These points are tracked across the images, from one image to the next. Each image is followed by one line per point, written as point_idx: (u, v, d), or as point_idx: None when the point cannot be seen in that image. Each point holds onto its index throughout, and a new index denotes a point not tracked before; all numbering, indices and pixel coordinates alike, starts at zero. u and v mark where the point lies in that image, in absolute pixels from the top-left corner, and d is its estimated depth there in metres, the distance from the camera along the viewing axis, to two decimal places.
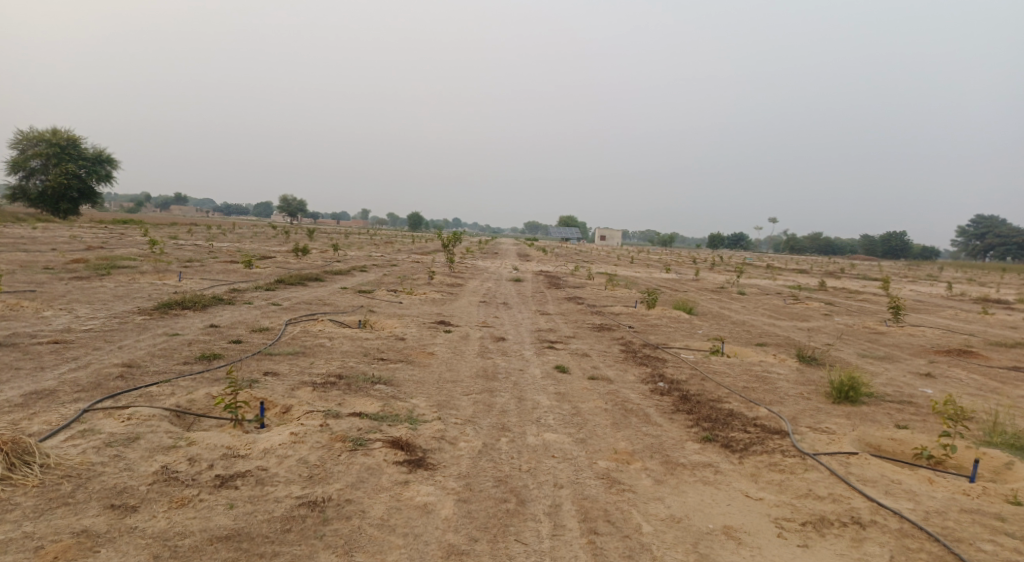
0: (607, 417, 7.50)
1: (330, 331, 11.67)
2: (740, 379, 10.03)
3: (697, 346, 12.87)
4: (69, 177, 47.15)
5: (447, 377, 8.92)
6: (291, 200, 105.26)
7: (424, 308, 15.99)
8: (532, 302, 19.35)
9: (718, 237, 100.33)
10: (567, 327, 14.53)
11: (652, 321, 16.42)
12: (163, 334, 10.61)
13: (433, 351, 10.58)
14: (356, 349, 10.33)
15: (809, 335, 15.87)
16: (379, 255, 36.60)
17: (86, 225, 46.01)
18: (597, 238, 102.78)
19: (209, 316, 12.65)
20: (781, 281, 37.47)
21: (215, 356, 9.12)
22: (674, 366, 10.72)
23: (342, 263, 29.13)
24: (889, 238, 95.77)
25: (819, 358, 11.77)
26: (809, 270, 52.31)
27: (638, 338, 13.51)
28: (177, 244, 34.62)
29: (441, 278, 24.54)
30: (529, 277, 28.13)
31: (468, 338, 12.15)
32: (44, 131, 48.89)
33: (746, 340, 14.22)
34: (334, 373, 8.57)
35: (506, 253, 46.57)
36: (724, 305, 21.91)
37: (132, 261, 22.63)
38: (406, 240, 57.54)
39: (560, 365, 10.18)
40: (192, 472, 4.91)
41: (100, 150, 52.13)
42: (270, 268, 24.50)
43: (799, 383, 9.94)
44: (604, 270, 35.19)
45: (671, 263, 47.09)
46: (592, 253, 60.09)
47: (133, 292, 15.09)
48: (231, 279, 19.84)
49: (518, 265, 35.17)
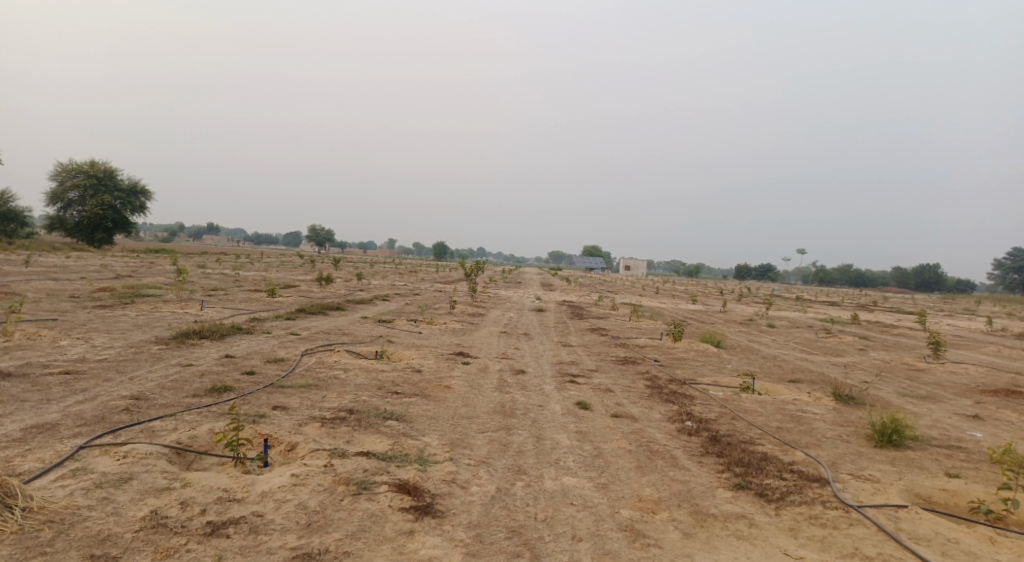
0: (631, 460, 7.03)
1: (346, 362, 11.39)
2: (774, 419, 9.45)
3: (726, 382, 12.29)
4: (104, 207, 48.42)
5: (463, 413, 8.53)
6: (318, 230, 106.79)
7: (443, 339, 15.66)
8: (554, 333, 18.90)
9: (744, 268, 98.79)
10: (589, 360, 14.06)
11: (678, 354, 15.85)
12: (177, 364, 10.44)
13: (450, 385, 10.21)
14: (371, 382, 10.02)
15: (844, 371, 15.14)
16: (401, 284, 36.54)
17: (119, 254, 47.03)
18: (621, 268, 102.01)
19: (225, 346, 12.49)
20: (811, 313, 36.42)
21: (226, 389, 8.88)
22: (703, 403, 10.18)
23: (364, 293, 29.06)
24: (923, 269, 93.25)
25: (857, 396, 11.11)
26: (839, 302, 50.92)
27: (664, 373, 12.97)
28: (204, 273, 35.02)
29: (463, 308, 24.25)
30: (552, 307, 27.67)
31: (486, 371, 11.76)
32: (83, 163, 50.45)
33: (778, 375, 13.56)
34: (346, 407, 8.25)
35: (529, 283, 46.24)
36: (753, 339, 21.18)
37: (157, 290, 22.80)
38: (429, 270, 57.67)
39: (581, 401, 9.73)
40: (182, 518, 4.61)
41: (135, 181, 53.53)
42: (292, 297, 24.50)
43: (837, 424, 9.33)
44: (628, 301, 34.61)
45: (697, 294, 46.25)
46: (616, 283, 59.41)
47: (153, 321, 15.06)
48: (252, 308, 19.81)
49: (540, 295, 34.79)
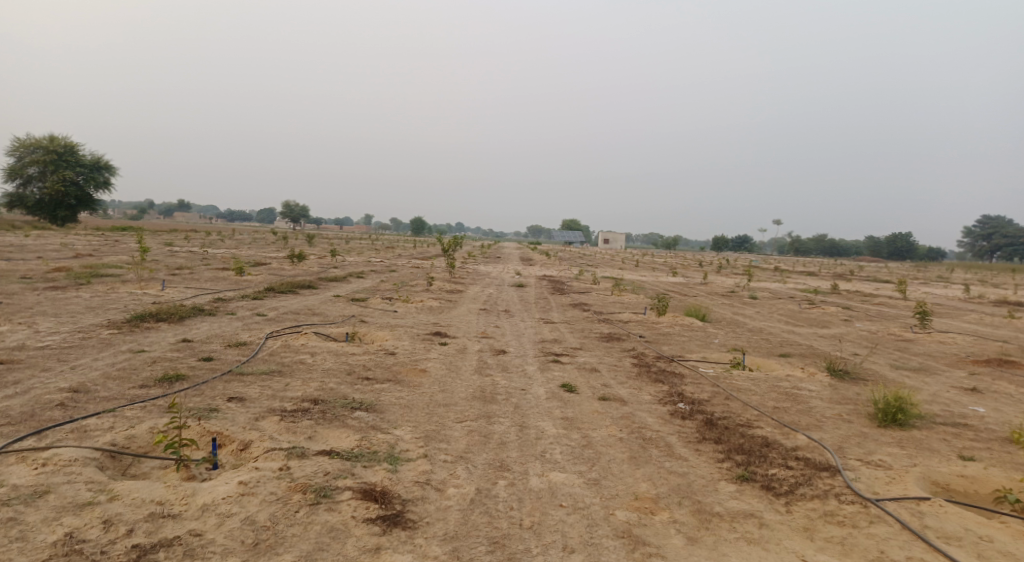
0: (624, 450, 6.44)
1: (314, 345, 10.62)
2: (769, 399, 8.94)
3: (715, 358, 11.78)
4: (66, 184, 46.37)
5: (440, 400, 7.87)
6: (293, 206, 104.40)
7: (419, 318, 14.91)
8: (535, 309, 18.25)
9: (722, 239, 99.01)
10: (573, 338, 13.45)
11: (664, 330, 15.32)
12: (127, 351, 9.56)
13: (426, 369, 9.51)
14: (340, 367, 9.27)
15: (833, 344, 14.76)
16: (377, 261, 35.57)
17: (82, 233, 45.16)
18: (600, 242, 101.76)
19: (184, 329, 11.60)
20: (790, 284, 36.31)
21: (179, 378, 8.08)
22: (694, 383, 9.63)
23: (337, 270, 28.04)
24: (895, 239, 94.53)
25: (851, 371, 10.68)
26: (817, 272, 51.13)
27: (651, 350, 12.42)
28: (171, 251, 33.63)
29: (440, 284, 23.43)
30: (532, 282, 26.90)
31: (465, 351, 11.09)
32: (41, 138, 48.04)
33: (767, 350, 13.11)
34: (310, 397, 7.52)
35: (509, 258, 45.51)
36: (736, 311, 20.77)
37: (118, 269, 21.64)
38: (406, 246, 56.45)
39: (566, 383, 9.12)
40: (103, 541, 3.88)
41: (97, 156, 51.29)
42: (262, 276, 23.50)
43: (835, 403, 8.86)
44: (609, 275, 34.09)
45: (677, 267, 45.96)
46: (596, 257, 58.97)
47: (108, 303, 14.04)
48: (218, 287, 18.80)
49: (520, 270, 34.09)
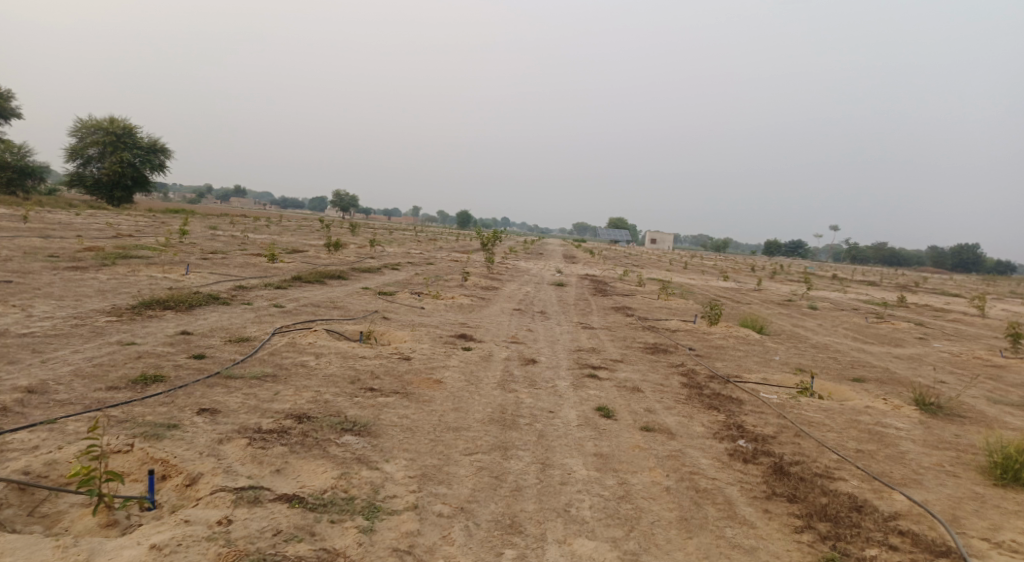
0: (671, 506, 5.06)
1: (322, 344, 9.53)
2: (849, 438, 7.37)
3: (778, 380, 10.19)
4: (122, 165, 47.16)
5: (449, 422, 6.63)
6: (343, 195, 105.48)
7: (446, 317, 13.71)
8: (574, 312, 16.86)
9: (776, 242, 94.97)
10: (614, 347, 12.00)
11: (717, 342, 13.73)
12: (115, 343, 8.64)
13: (441, 380, 8.29)
14: (343, 373, 8.13)
15: (912, 367, 12.89)
16: (416, 253, 34.67)
17: (134, 213, 45.90)
18: (647, 242, 98.97)
19: (187, 320, 10.69)
20: (852, 294, 33.75)
21: (156, 379, 7.06)
22: (755, 412, 8.12)
23: (373, 261, 27.13)
24: (962, 249, 89.06)
25: (945, 405, 8.93)
26: (877, 282, 47.92)
27: (702, 366, 10.90)
28: (213, 235, 33.46)
29: (476, 280, 22.19)
30: (573, 282, 25.42)
31: (489, 359, 9.82)
32: (101, 120, 48.88)
33: (838, 373, 11.38)
34: (297, 412, 6.37)
35: (551, 255, 44.02)
36: (796, 323, 18.85)
37: (150, 251, 21.22)
38: (448, 238, 55.49)
39: (602, 406, 7.73)
40: None
41: (153, 140, 52.04)
42: (294, 263, 22.80)
43: (933, 448, 7.21)
44: (657, 276, 32.30)
45: (728, 270, 43.71)
46: (643, 256, 56.94)
47: (122, 287, 13.33)
48: (244, 275, 18.00)
49: (563, 268, 32.67)
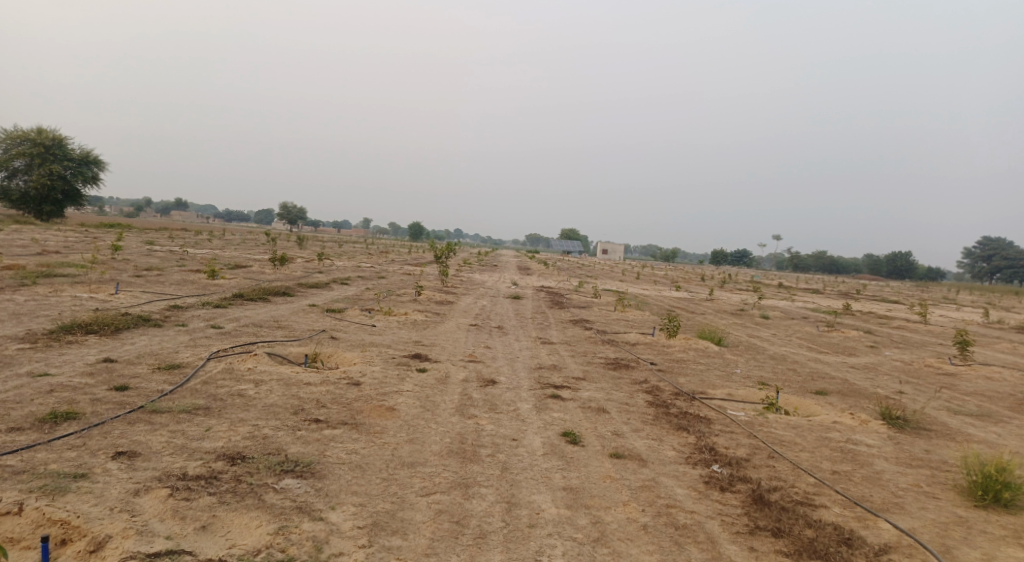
0: (651, 550, 4.64)
1: (263, 370, 8.77)
2: (823, 458, 7.13)
3: (743, 396, 9.97)
4: (52, 177, 44.45)
5: (405, 457, 6.04)
6: (291, 208, 102.78)
7: (399, 335, 13.03)
8: (532, 326, 16.42)
9: (723, 252, 97.32)
10: (575, 364, 11.59)
11: (678, 356, 13.51)
12: (24, 374, 7.65)
13: (394, 407, 7.66)
14: (286, 403, 7.40)
15: (869, 378, 12.93)
16: (367, 266, 33.71)
17: (65, 228, 43.26)
18: (599, 252, 99.93)
19: (112, 346, 9.71)
20: (800, 303, 34.54)
21: (67, 417, 6.15)
22: (725, 432, 7.81)
23: (321, 275, 26.05)
24: (896, 257, 93.24)
25: (910, 418, 8.85)
26: (821, 290, 49.43)
27: (666, 382, 10.60)
28: (150, 250, 31.64)
29: (430, 294, 21.53)
30: (529, 295, 25.02)
31: (446, 382, 9.22)
32: (28, 129, 45.98)
33: (800, 386, 11.28)
34: (229, 452, 5.65)
35: (505, 266, 43.65)
36: (752, 334, 18.92)
37: (77, 268, 19.72)
38: (400, 251, 54.56)
39: (568, 431, 7.28)
40: None
41: (86, 151, 49.30)
42: (237, 279, 21.63)
43: (906, 467, 7.03)
44: (612, 288, 32.26)
45: (681, 280, 44.23)
46: (596, 267, 57.25)
47: (39, 309, 12.14)
48: (181, 293, 16.84)
49: (518, 280, 32.29)
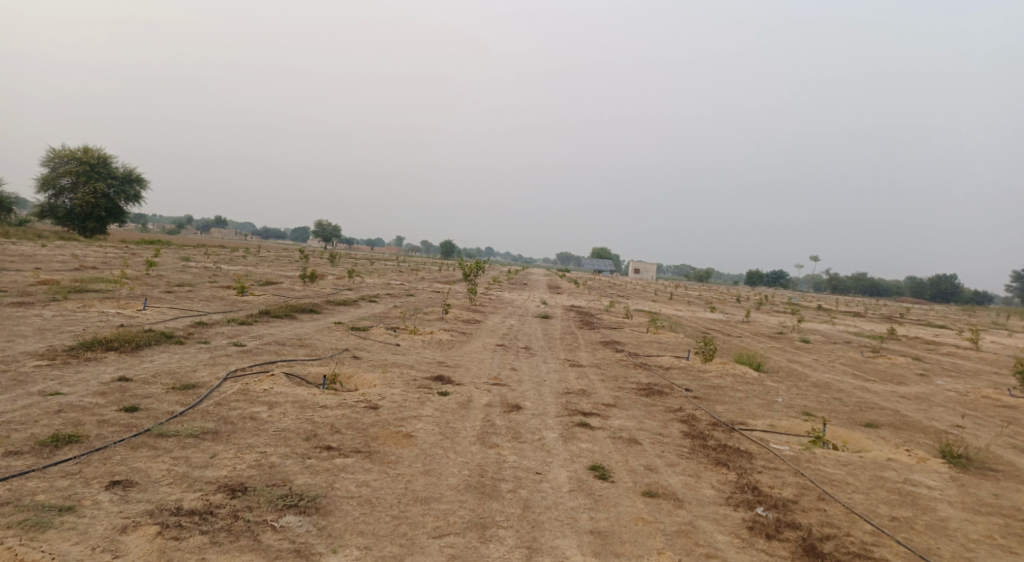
0: None
1: (279, 391, 8.46)
2: (879, 501, 6.45)
3: (786, 427, 9.27)
4: (96, 196, 45.80)
5: (419, 491, 5.59)
6: (325, 225, 104.41)
7: (423, 355, 12.65)
8: (561, 348, 15.90)
9: (758, 272, 95.17)
10: (605, 389, 11.03)
11: (714, 382, 12.82)
12: (36, 394, 7.46)
13: (411, 434, 7.24)
14: (299, 428, 7.04)
15: (922, 409, 12.05)
16: (396, 284, 33.62)
17: (106, 244, 44.39)
18: (630, 272, 98.75)
19: (131, 364, 9.54)
20: (840, 326, 33.19)
21: (69, 441, 5.88)
22: (769, 468, 7.16)
23: (349, 293, 25.96)
24: (940, 280, 89.87)
25: (974, 457, 8.06)
26: (862, 313, 47.64)
27: (702, 411, 9.96)
28: (184, 266, 32.07)
29: (457, 313, 21.20)
30: (558, 314, 24.48)
31: (468, 407, 8.76)
32: (75, 149, 47.54)
33: (848, 417, 10.51)
34: (232, 483, 5.30)
35: (534, 285, 43.17)
36: (791, 359, 18.03)
37: (110, 283, 19.92)
38: (431, 269, 54.59)
39: (596, 464, 6.75)
40: None
41: (129, 170, 50.73)
42: (265, 296, 21.63)
43: (976, 513, 6.31)
44: (643, 308, 31.49)
45: (714, 301, 43.13)
46: (627, 287, 56.38)
47: (65, 325, 12.12)
48: (208, 309, 16.81)
49: (548, 299, 31.78)
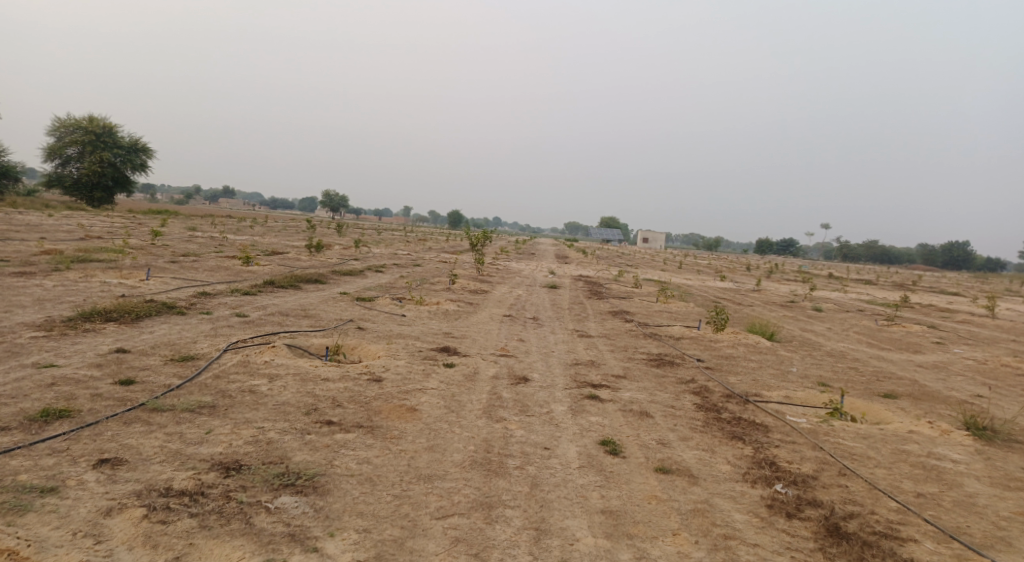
0: None
1: (279, 363, 8.22)
2: (904, 476, 6.17)
3: (803, 399, 8.97)
4: (102, 165, 45.46)
5: (422, 468, 5.35)
6: (332, 195, 103.87)
7: (428, 326, 12.39)
8: (569, 317, 15.61)
9: (768, 241, 94.11)
10: (614, 360, 10.75)
11: (727, 352, 12.51)
12: (30, 366, 7.26)
13: (415, 407, 6.99)
14: (299, 401, 6.81)
15: (941, 378, 11.71)
16: (403, 254, 33.31)
17: (113, 214, 44.19)
18: (639, 241, 97.97)
19: (129, 335, 9.32)
20: (853, 294, 32.70)
21: (59, 416, 5.67)
22: (787, 443, 6.88)
23: (356, 263, 25.71)
24: (953, 248, 88.62)
25: (1000, 429, 7.74)
26: (873, 281, 47.01)
27: (715, 382, 9.67)
28: (190, 236, 31.84)
29: (464, 283, 20.92)
30: (566, 284, 24.15)
31: (474, 379, 8.51)
32: (80, 119, 47.05)
33: (865, 387, 10.19)
34: (226, 460, 5.08)
35: (542, 255, 42.81)
36: (804, 328, 17.67)
37: (114, 253, 19.71)
38: (438, 238, 54.14)
39: (607, 439, 6.48)
40: None
41: (134, 139, 50.27)
42: (271, 266, 21.39)
43: (1005, 489, 6.02)
44: (653, 277, 31.08)
45: (724, 270, 42.64)
46: (636, 256, 55.83)
47: (65, 295, 11.92)
48: (212, 279, 16.59)
49: (556, 268, 31.42)
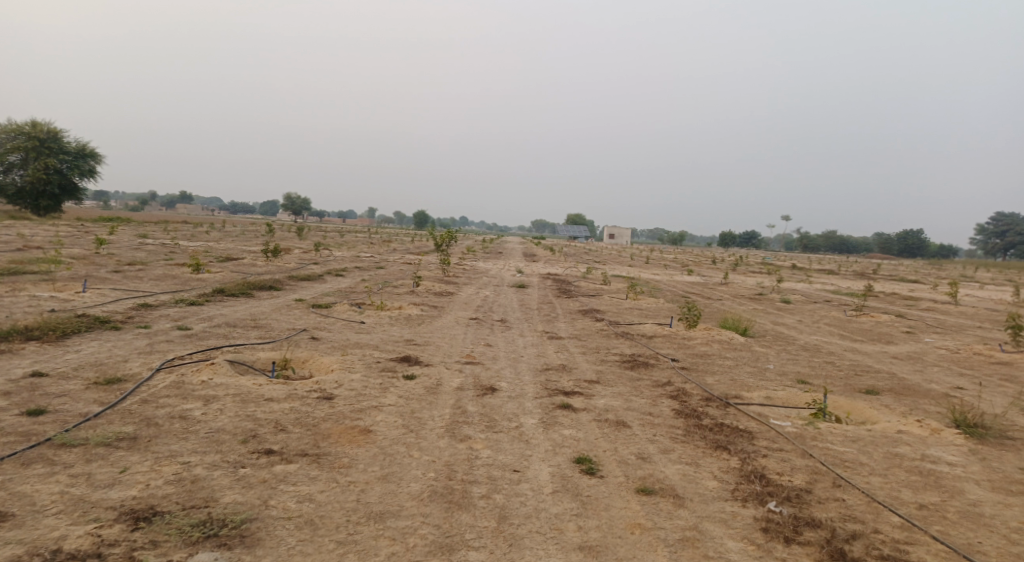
0: None
1: (219, 382, 7.40)
2: (901, 484, 5.73)
3: (784, 399, 8.54)
4: (48, 172, 43.17)
5: (373, 505, 4.66)
6: (295, 198, 101.54)
7: (389, 333, 11.65)
8: (538, 318, 15.02)
9: (731, 234, 95.36)
10: (587, 363, 10.19)
11: (702, 350, 12.08)
12: None
13: (369, 429, 6.28)
14: (236, 428, 6.03)
15: (918, 370, 11.47)
16: (366, 256, 32.31)
17: (59, 222, 42.00)
18: (607, 238, 98.22)
19: (51, 355, 8.36)
20: (820, 285, 32.89)
21: None
22: (776, 452, 6.38)
23: (316, 267, 24.69)
24: (908, 236, 91.13)
25: (989, 426, 7.41)
26: (836, 271, 47.65)
27: (693, 384, 9.17)
28: (140, 243, 30.25)
29: (429, 285, 20.16)
30: (534, 283, 23.57)
31: (437, 392, 7.83)
32: (22, 124, 44.65)
33: (846, 383, 9.83)
34: (139, 507, 4.33)
35: (510, 254, 42.18)
36: (776, 322, 17.42)
37: (50, 264, 18.36)
38: (404, 240, 53.01)
39: (582, 457, 5.88)
40: None
41: (81, 144, 47.94)
42: (224, 273, 20.27)
43: (1007, 493, 5.63)
44: (622, 273, 30.75)
45: (692, 264, 42.67)
46: (603, 252, 55.68)
47: None
48: (157, 289, 15.50)
49: (524, 267, 30.82)
